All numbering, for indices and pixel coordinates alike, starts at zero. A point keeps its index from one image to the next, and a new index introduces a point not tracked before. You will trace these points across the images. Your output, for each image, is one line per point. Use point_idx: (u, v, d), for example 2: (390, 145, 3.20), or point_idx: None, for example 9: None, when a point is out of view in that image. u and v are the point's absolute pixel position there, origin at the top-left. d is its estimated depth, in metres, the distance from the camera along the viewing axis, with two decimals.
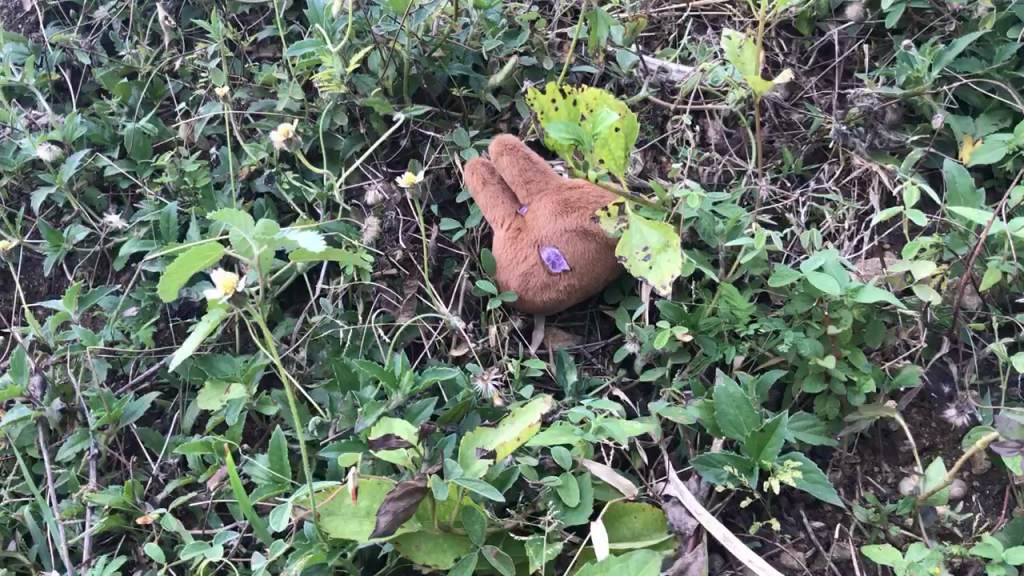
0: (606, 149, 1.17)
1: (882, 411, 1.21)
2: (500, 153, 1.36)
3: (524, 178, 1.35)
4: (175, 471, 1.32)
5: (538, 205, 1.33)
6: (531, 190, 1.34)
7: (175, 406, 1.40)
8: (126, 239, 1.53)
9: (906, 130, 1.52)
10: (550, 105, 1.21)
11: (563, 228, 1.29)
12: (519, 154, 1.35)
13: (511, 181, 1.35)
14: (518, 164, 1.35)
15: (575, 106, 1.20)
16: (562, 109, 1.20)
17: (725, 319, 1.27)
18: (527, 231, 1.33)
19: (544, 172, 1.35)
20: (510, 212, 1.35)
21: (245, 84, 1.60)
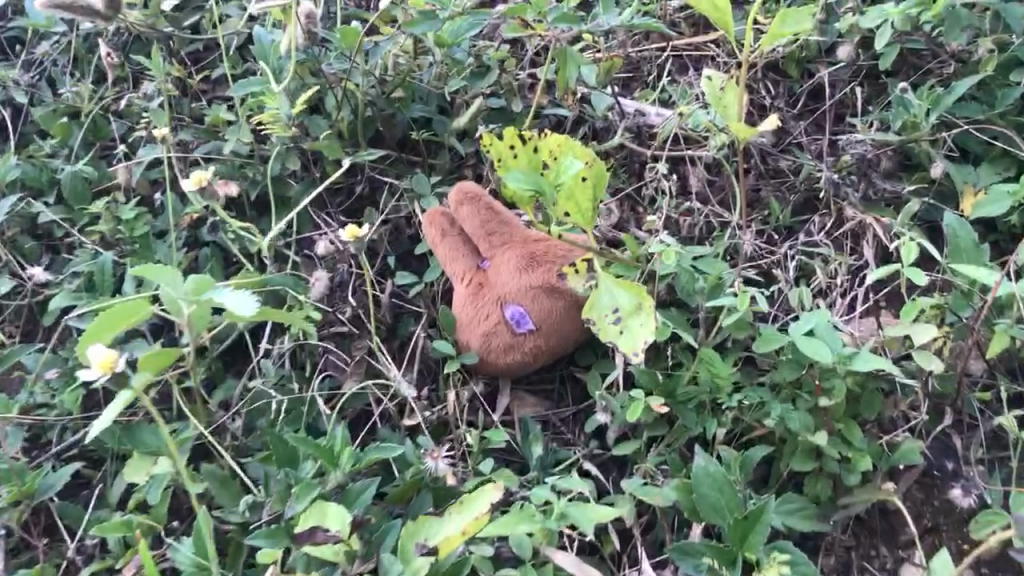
0: (572, 201, 1.05)
1: (878, 493, 1.09)
2: (460, 202, 1.23)
3: (487, 229, 1.22)
4: (93, 553, 1.17)
5: (502, 259, 1.20)
6: (494, 242, 1.22)
7: (101, 477, 1.26)
8: (56, 291, 1.40)
9: (902, 179, 1.41)
10: (507, 151, 1.09)
11: (529, 284, 1.17)
12: (481, 202, 1.23)
13: (472, 233, 1.23)
14: (480, 214, 1.22)
15: (535, 153, 1.09)
16: (520, 157, 1.09)
17: (706, 388, 1.14)
18: (490, 287, 1.20)
19: (509, 222, 1.22)
20: (471, 266, 1.22)
21: (191, 124, 1.48)
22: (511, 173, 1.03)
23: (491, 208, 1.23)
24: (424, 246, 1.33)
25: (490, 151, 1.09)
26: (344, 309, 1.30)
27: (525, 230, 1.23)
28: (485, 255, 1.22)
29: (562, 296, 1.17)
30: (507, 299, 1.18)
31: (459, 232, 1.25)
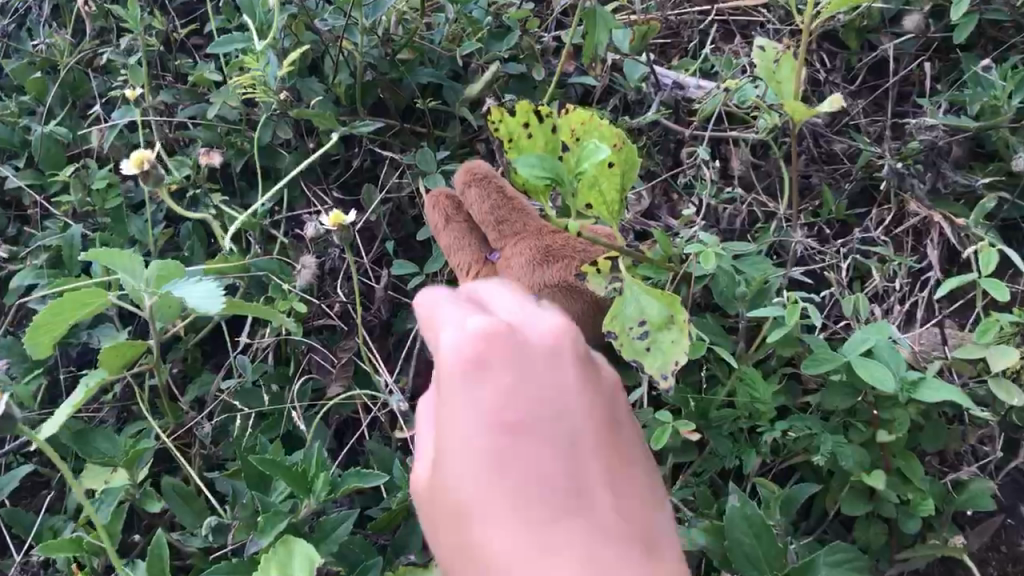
0: (595, 191, 0.88)
1: (942, 549, 0.92)
2: (466, 183, 1.07)
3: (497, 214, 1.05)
4: (40, 571, 1.04)
5: (513, 248, 1.03)
6: (504, 229, 1.05)
7: (58, 480, 1.13)
8: (19, 268, 1.26)
9: (975, 169, 1.23)
10: (520, 130, 0.89)
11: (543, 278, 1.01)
12: (491, 184, 1.06)
13: (480, 218, 1.06)
14: (489, 197, 1.06)
15: (554, 133, 0.89)
16: (536, 138, 0.89)
17: (743, 411, 0.99)
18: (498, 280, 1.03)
19: (521, 208, 1.06)
20: (478, 256, 1.05)
21: (173, 84, 1.33)
22: (520, 158, 0.85)
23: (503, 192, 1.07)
24: (427, 232, 1.17)
25: (498, 126, 0.89)
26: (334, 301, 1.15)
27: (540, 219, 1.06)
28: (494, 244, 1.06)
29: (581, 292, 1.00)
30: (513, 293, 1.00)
31: (466, 219, 1.08)
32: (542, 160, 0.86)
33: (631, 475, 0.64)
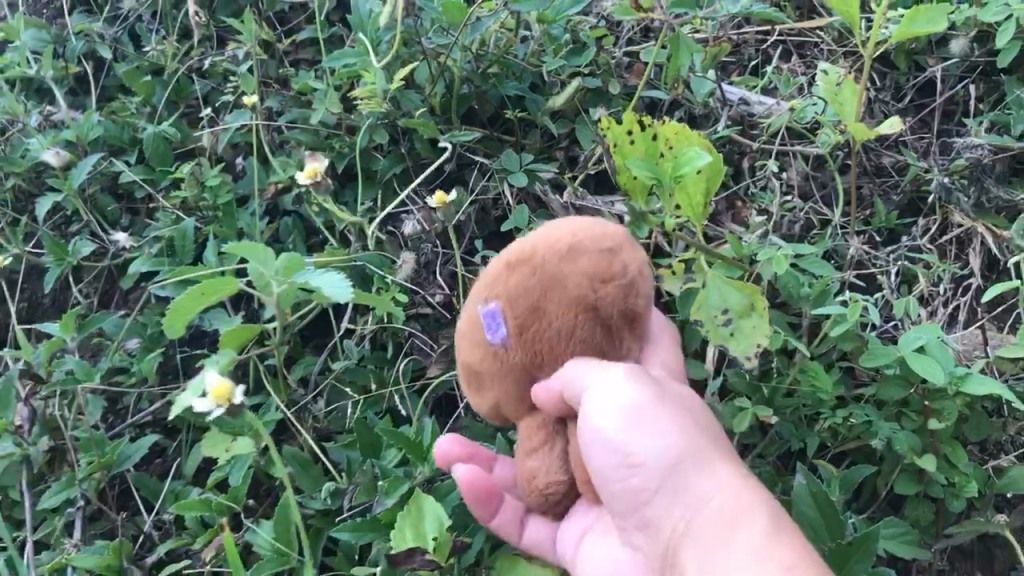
0: (683, 194, 1.00)
1: (987, 526, 1.03)
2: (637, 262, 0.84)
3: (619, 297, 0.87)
4: (171, 529, 1.16)
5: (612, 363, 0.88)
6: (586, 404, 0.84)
7: (177, 448, 1.25)
8: (137, 257, 1.38)
9: (1014, 185, 1.35)
10: (625, 137, 1.01)
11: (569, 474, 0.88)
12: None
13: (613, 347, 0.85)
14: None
15: (653, 141, 1.01)
16: (638, 143, 1.00)
17: (807, 400, 1.10)
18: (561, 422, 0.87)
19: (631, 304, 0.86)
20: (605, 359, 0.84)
21: (279, 91, 1.47)
22: (633, 161, 0.98)
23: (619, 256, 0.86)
24: (509, 224, 1.27)
25: (606, 133, 1.02)
26: (432, 291, 1.26)
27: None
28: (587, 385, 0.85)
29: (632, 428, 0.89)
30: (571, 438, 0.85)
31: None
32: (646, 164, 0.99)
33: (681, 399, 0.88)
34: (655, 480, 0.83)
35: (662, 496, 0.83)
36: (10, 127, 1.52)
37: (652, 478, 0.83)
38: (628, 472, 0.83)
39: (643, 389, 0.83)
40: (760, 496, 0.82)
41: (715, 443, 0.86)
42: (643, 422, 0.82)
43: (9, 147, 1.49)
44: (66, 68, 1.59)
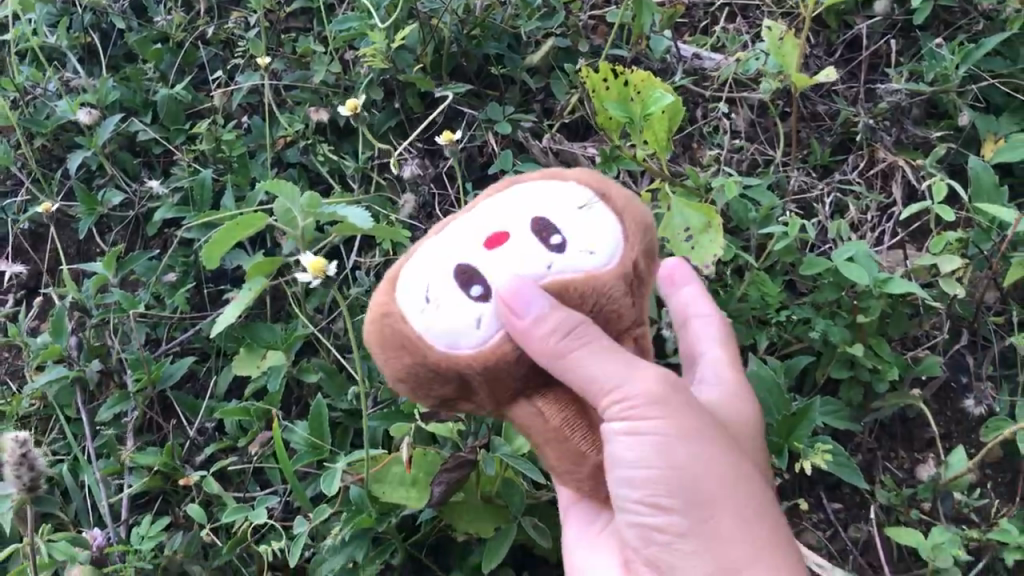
0: (650, 130, 1.19)
1: (906, 398, 1.26)
2: (417, 352, 0.79)
3: (472, 316, 0.79)
4: (213, 435, 1.32)
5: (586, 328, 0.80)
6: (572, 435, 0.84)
7: (208, 371, 1.40)
8: (161, 204, 1.53)
9: (929, 126, 1.56)
10: (601, 84, 1.17)
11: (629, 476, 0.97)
12: (393, 300, 0.81)
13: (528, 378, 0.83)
14: (415, 262, 0.83)
15: (626, 87, 1.16)
16: (612, 89, 1.16)
17: (757, 305, 1.30)
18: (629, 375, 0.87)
19: (480, 330, 0.79)
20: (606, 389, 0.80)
21: (282, 54, 1.64)
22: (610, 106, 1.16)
23: (417, 320, 0.79)
24: (497, 166, 1.45)
25: (585, 80, 1.18)
26: (430, 227, 1.44)
27: (442, 282, 0.79)
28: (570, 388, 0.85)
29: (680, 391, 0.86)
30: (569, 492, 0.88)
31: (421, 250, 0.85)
32: (622, 105, 1.18)
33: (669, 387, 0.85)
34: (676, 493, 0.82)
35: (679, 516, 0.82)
36: (32, 92, 1.66)
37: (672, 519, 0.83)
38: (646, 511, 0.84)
39: (679, 434, 0.82)
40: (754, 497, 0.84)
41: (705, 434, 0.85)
42: (674, 472, 0.81)
43: (33, 110, 1.63)
44: (77, 38, 1.73)
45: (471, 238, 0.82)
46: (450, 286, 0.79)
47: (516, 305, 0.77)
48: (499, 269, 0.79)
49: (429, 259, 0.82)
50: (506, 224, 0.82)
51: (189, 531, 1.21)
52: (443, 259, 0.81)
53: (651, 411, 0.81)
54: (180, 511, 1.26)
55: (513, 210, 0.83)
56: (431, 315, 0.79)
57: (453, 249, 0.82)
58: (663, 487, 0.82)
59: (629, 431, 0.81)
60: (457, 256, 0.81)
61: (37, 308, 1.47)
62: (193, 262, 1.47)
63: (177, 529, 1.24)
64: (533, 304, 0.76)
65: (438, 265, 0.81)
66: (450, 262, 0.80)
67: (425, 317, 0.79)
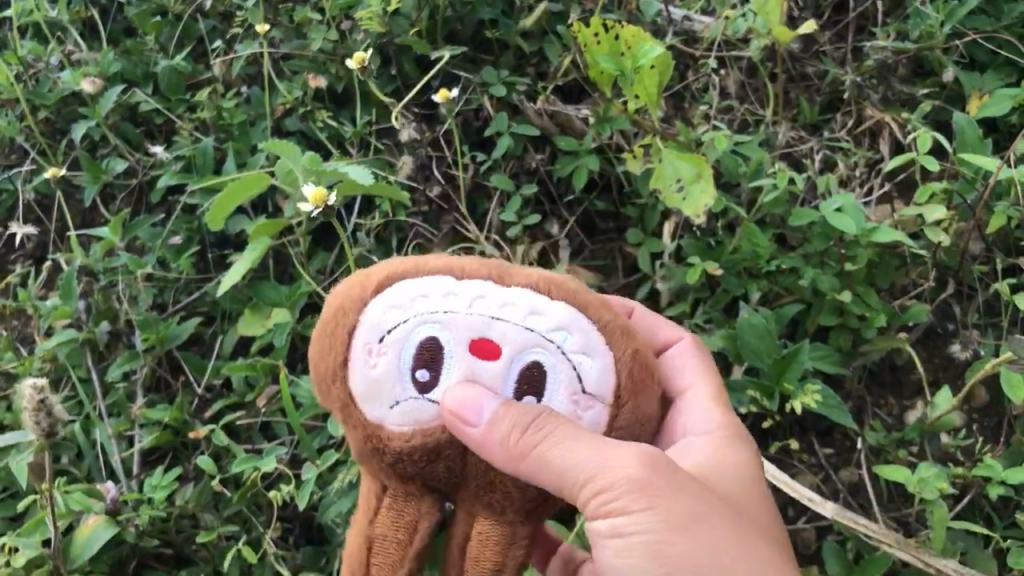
0: (641, 85, 1.22)
1: (894, 342, 1.30)
2: (337, 382, 0.79)
3: (387, 394, 0.78)
4: (220, 392, 1.36)
5: (551, 428, 0.77)
6: (406, 545, 0.83)
7: (214, 332, 1.44)
8: (163, 172, 1.56)
9: (916, 84, 1.59)
10: (591, 39, 1.22)
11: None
12: (353, 315, 0.78)
13: (413, 481, 0.82)
14: (404, 282, 0.78)
15: (616, 41, 1.21)
16: (602, 44, 1.22)
17: (748, 257, 1.34)
18: (507, 528, 0.83)
19: (394, 414, 0.78)
20: (584, 492, 0.77)
21: (279, 24, 1.66)
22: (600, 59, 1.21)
23: (358, 360, 0.78)
24: (494, 127, 1.47)
25: (577, 37, 1.23)
26: (428, 188, 1.48)
27: (398, 334, 0.77)
28: (437, 503, 0.84)
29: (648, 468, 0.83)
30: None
31: (418, 271, 0.79)
32: (612, 58, 1.23)
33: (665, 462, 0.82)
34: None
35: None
36: (35, 65, 1.69)
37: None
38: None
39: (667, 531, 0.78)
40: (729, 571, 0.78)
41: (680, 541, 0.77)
42: (673, 572, 0.78)
43: (37, 83, 1.66)
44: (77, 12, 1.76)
45: (461, 316, 0.77)
46: (404, 355, 0.77)
47: (464, 421, 0.75)
48: (454, 375, 0.77)
49: (412, 292, 0.77)
50: (495, 328, 0.77)
51: (200, 481, 1.26)
52: (421, 315, 0.77)
53: (633, 509, 0.78)
54: (191, 463, 1.30)
55: (525, 308, 0.77)
56: (367, 369, 0.77)
57: (430, 304, 0.77)
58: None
59: (615, 531, 0.78)
60: (429, 325, 0.77)
61: (45, 274, 1.51)
62: (197, 227, 1.49)
63: (188, 481, 1.28)
64: (478, 420, 0.74)
65: (410, 315, 0.77)
66: (423, 326, 0.77)
67: (366, 362, 0.77)
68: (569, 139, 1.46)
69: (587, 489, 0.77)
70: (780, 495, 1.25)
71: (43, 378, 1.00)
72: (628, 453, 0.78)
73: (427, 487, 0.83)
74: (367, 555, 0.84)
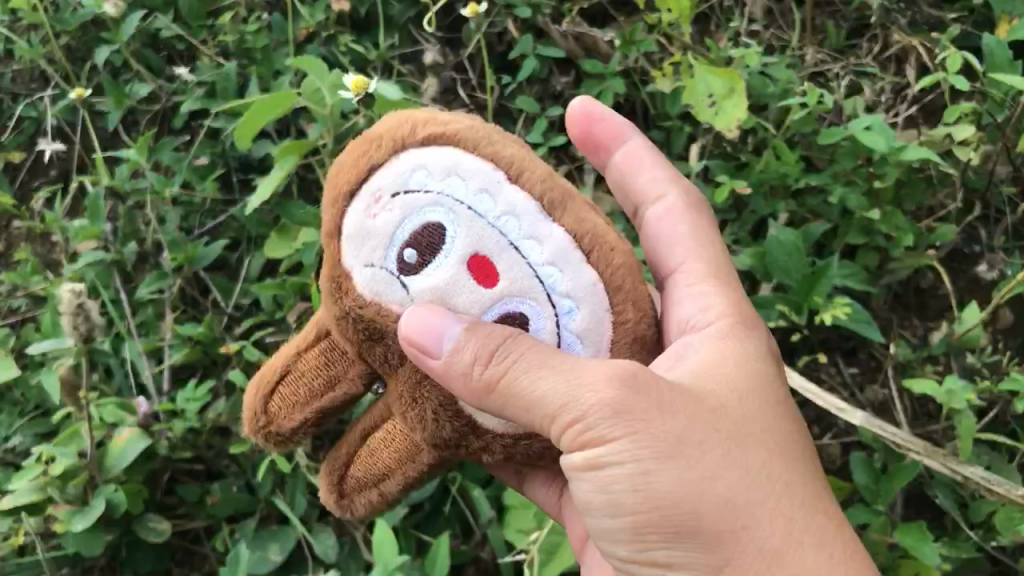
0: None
1: (922, 260, 1.30)
2: (337, 205, 0.78)
3: (368, 251, 0.76)
4: (249, 311, 1.37)
5: (519, 352, 0.74)
6: (317, 395, 0.87)
7: (240, 256, 1.44)
8: (187, 97, 1.55)
9: (944, 9, 1.58)
10: None
11: (357, 513, 0.92)
12: (389, 148, 0.76)
13: (353, 350, 0.82)
14: (446, 148, 0.76)
15: None
16: None
17: (776, 176, 1.33)
18: (411, 444, 0.85)
19: (363, 277, 0.77)
20: (546, 407, 0.74)
21: None
22: None
23: (362, 204, 0.76)
24: (518, 49, 1.46)
25: None
26: (454, 110, 1.47)
27: (410, 201, 0.75)
28: (366, 377, 0.85)
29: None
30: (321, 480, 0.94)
31: (468, 147, 0.76)
32: None
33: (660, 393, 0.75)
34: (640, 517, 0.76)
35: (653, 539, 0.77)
36: None
37: (674, 543, 0.76)
38: (635, 538, 0.77)
39: (648, 455, 0.74)
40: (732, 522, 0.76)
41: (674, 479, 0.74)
42: (652, 494, 0.74)
43: (57, 8, 1.64)
44: None
45: (480, 228, 0.74)
46: (405, 229, 0.75)
47: (422, 346, 0.73)
48: (437, 278, 0.76)
49: (449, 163, 0.75)
50: (506, 255, 0.75)
51: (231, 396, 1.27)
52: (444, 200, 0.75)
53: (608, 433, 0.73)
54: (220, 379, 1.31)
55: (551, 257, 0.75)
56: (367, 215, 0.76)
57: (459, 189, 0.75)
58: (648, 515, 0.75)
59: (586, 452, 0.74)
60: (443, 212, 0.75)
61: (70, 197, 1.51)
62: (221, 149, 1.49)
63: (219, 396, 1.29)
64: (440, 348, 0.72)
65: (430, 193, 0.75)
66: (435, 210, 0.75)
67: (368, 209, 0.76)
68: (595, 62, 1.44)
69: (544, 406, 0.74)
70: (806, 412, 1.26)
71: (80, 283, 1.02)
72: (600, 365, 0.73)
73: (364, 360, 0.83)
74: (279, 380, 0.87)
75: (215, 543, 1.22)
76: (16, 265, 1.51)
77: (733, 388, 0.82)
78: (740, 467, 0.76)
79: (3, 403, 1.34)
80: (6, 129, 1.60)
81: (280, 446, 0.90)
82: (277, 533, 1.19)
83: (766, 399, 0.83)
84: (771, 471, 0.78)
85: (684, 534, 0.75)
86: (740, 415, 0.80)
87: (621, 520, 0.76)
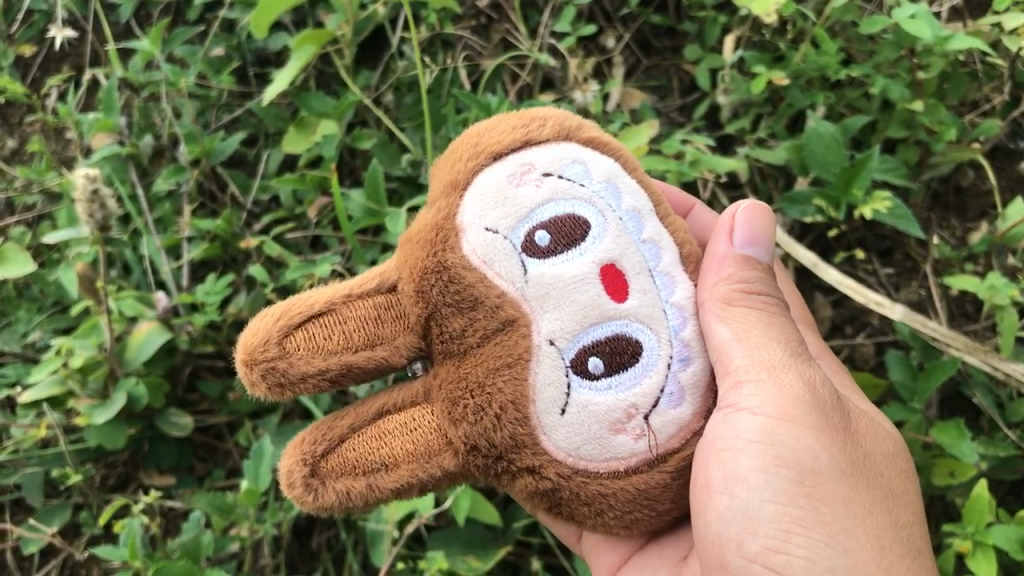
0: None
1: (964, 154, 1.25)
2: (471, 161, 0.79)
3: (497, 216, 0.77)
4: (269, 208, 1.35)
5: (775, 306, 0.87)
6: (352, 345, 0.76)
7: (258, 153, 1.40)
8: None
9: None
10: None
11: (323, 502, 0.75)
12: (552, 133, 0.81)
13: (425, 311, 0.76)
14: (606, 159, 0.81)
15: None
16: None
17: (816, 68, 1.27)
18: (441, 437, 0.76)
19: (481, 239, 0.76)
20: (762, 357, 0.81)
21: None
22: None
23: (508, 169, 0.79)
24: None
25: None
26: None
27: (561, 186, 0.78)
28: (415, 352, 0.78)
29: (651, 469, 0.77)
30: (287, 453, 0.78)
31: (628, 167, 0.83)
32: None
33: (834, 405, 0.84)
34: (787, 498, 0.77)
35: (788, 523, 0.77)
36: None
37: (818, 538, 0.76)
38: (778, 528, 0.77)
39: (824, 451, 0.79)
40: (862, 533, 0.78)
41: (837, 471, 0.79)
42: (816, 487, 0.78)
43: None
44: None
45: (626, 242, 0.78)
46: (546, 212, 0.77)
47: (733, 232, 0.88)
48: (564, 270, 0.76)
49: (608, 173, 0.80)
50: (641, 278, 0.77)
51: (253, 291, 1.25)
52: (596, 200, 0.78)
53: (799, 417, 0.79)
54: (241, 275, 1.29)
55: (682, 301, 0.80)
56: (510, 182, 0.78)
57: (609, 200, 0.79)
58: (805, 507, 0.77)
59: (765, 424, 0.78)
60: (593, 211, 0.78)
61: (84, 92, 1.47)
62: (237, 43, 1.43)
63: (241, 291, 1.28)
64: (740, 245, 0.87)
65: (584, 189, 0.78)
66: (586, 206, 0.78)
67: (513, 177, 0.78)
68: None
69: (750, 357, 0.80)
70: (839, 312, 1.24)
71: (94, 170, 1.00)
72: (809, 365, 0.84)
73: (431, 336, 0.78)
74: (310, 316, 0.76)
75: (239, 438, 1.21)
76: (30, 159, 1.48)
77: (872, 430, 0.89)
78: (883, 503, 0.83)
79: (21, 299, 1.32)
80: (14, 21, 1.54)
81: (273, 391, 0.75)
82: (299, 427, 1.16)
83: (897, 458, 0.90)
84: (905, 522, 0.84)
85: (835, 531, 0.77)
86: (886, 468, 0.87)
87: (772, 505, 0.77)
